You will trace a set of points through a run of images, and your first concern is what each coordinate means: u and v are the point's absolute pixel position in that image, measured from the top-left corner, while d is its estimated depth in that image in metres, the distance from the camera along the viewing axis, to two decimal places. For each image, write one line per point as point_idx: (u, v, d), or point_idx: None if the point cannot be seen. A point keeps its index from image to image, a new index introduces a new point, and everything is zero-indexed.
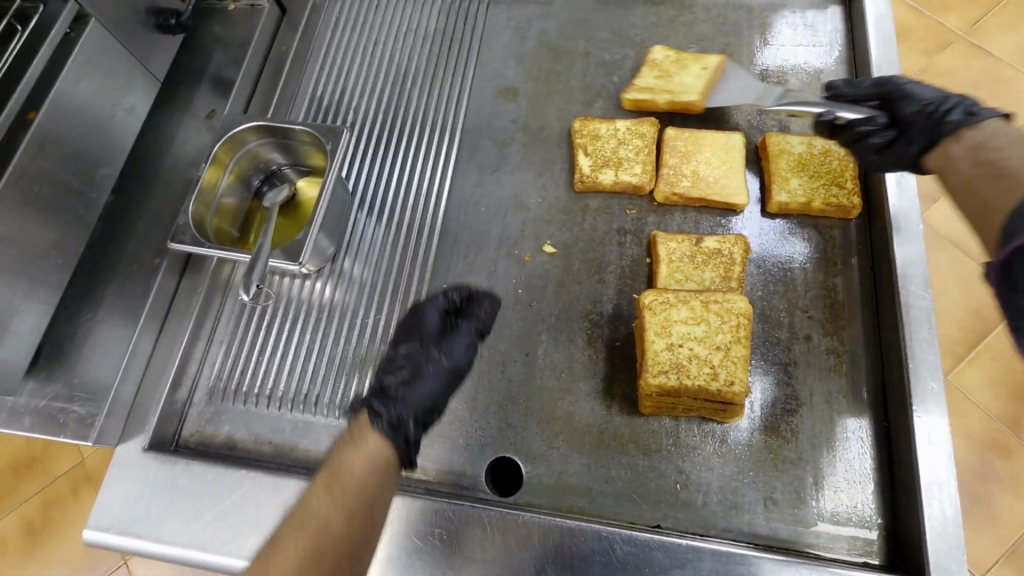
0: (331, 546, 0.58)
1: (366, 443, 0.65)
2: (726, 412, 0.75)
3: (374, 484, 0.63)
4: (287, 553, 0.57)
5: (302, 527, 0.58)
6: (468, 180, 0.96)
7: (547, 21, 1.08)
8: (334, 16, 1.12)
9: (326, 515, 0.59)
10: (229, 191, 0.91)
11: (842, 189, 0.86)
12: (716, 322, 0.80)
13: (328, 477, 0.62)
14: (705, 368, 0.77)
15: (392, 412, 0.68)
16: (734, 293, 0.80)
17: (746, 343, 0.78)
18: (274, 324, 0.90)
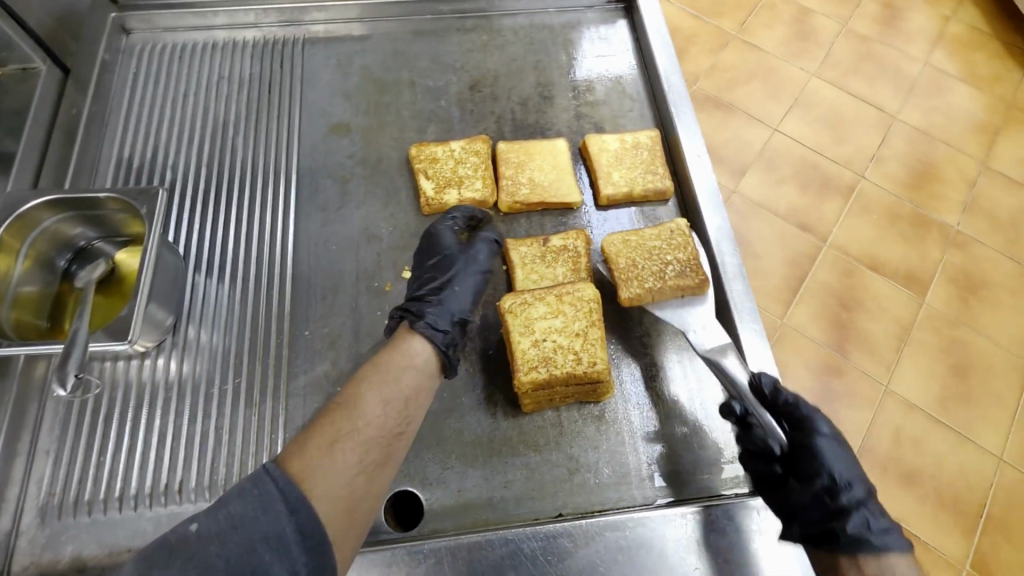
0: (370, 437, 0.63)
1: (410, 347, 0.74)
2: (597, 391, 0.81)
3: (406, 394, 0.68)
4: (323, 445, 0.60)
5: (336, 426, 0.62)
6: (313, 221, 0.94)
7: (366, 56, 1.09)
8: (132, 73, 1.04)
9: (372, 417, 0.64)
10: (27, 278, 0.79)
11: (655, 175, 0.98)
12: (572, 312, 0.86)
13: (371, 374, 0.69)
14: (570, 355, 0.82)
15: (435, 322, 0.77)
16: (582, 283, 0.88)
17: (600, 325, 0.85)
18: (114, 414, 0.80)
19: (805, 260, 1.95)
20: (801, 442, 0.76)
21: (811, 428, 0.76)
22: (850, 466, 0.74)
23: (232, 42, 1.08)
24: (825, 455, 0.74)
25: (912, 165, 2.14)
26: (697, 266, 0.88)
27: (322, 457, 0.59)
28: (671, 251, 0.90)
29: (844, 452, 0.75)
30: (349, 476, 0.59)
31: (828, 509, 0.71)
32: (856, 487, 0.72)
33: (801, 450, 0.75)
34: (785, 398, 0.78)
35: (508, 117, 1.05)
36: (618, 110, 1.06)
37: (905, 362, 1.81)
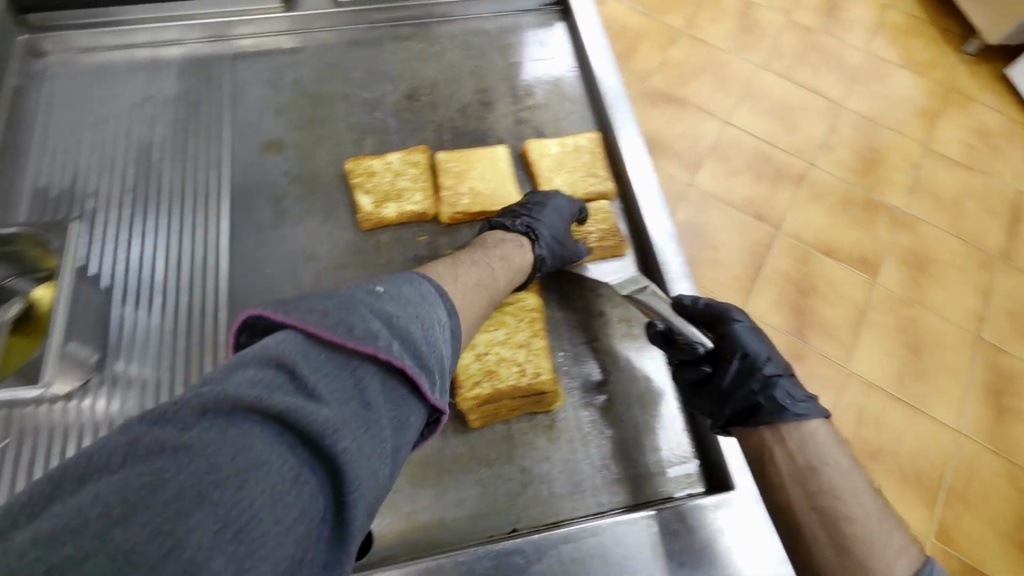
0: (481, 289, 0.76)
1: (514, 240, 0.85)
2: (544, 400, 0.81)
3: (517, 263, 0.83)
4: (466, 283, 0.73)
5: (470, 273, 0.75)
6: (249, 244, 0.90)
7: (299, 69, 1.06)
8: (47, 98, 0.99)
9: (496, 275, 0.78)
10: None
11: (598, 177, 0.98)
12: (514, 323, 0.86)
13: (481, 250, 0.82)
14: (513, 368, 0.82)
15: (526, 220, 0.87)
16: (523, 291, 0.89)
17: (543, 335, 0.85)
18: (35, 463, 0.74)
19: (762, 249, 1.99)
20: (722, 336, 0.81)
21: (728, 317, 0.82)
22: (764, 344, 0.81)
23: (155, 61, 1.04)
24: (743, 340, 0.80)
25: (859, 150, 2.20)
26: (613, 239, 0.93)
27: (461, 289, 0.72)
28: (593, 224, 0.94)
29: (755, 335, 0.82)
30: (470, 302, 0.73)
31: (755, 391, 0.77)
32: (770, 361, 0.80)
33: (720, 343, 0.80)
34: (698, 304, 0.84)
35: (448, 125, 1.04)
36: (559, 113, 1.06)
37: (862, 343, 1.86)
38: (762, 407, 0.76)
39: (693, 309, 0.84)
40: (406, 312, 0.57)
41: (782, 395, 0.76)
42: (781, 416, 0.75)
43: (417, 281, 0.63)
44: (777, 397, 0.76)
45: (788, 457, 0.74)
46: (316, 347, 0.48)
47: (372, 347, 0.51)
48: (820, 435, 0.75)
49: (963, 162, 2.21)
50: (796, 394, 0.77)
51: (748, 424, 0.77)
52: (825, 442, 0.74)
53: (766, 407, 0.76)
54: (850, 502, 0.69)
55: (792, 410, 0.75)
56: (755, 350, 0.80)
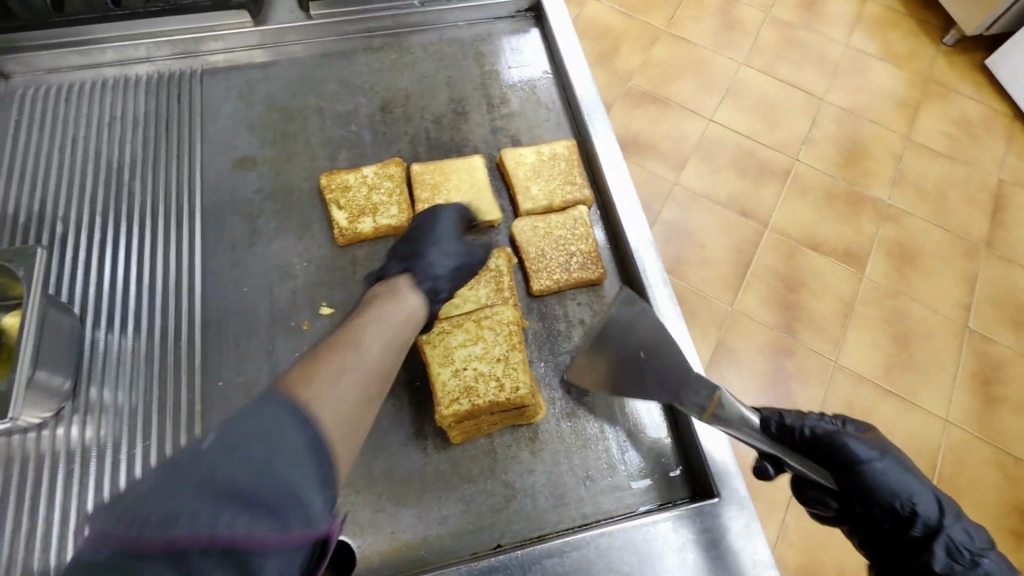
0: (366, 372, 0.64)
1: (399, 303, 0.76)
2: (525, 413, 0.79)
3: (394, 331, 0.72)
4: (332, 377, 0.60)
5: (343, 360, 0.63)
6: (223, 263, 0.89)
7: (271, 83, 1.05)
8: (13, 121, 0.97)
9: (374, 352, 0.67)
10: None
11: (574, 185, 0.98)
12: (492, 336, 0.85)
13: (368, 322, 0.70)
14: (492, 383, 0.81)
15: (438, 289, 0.82)
16: (501, 305, 0.87)
17: (521, 348, 0.84)
18: (10, 493, 0.74)
19: (748, 246, 1.99)
20: (851, 481, 0.71)
21: (853, 453, 0.72)
22: (907, 478, 0.70)
23: (124, 80, 1.02)
24: (883, 479, 0.70)
25: (842, 145, 2.21)
26: (596, 259, 0.91)
27: (327, 386, 0.59)
28: (575, 241, 0.92)
29: (893, 463, 0.71)
30: (350, 397, 0.60)
31: (927, 566, 0.67)
32: (932, 499, 0.69)
33: (852, 474, 0.71)
34: (814, 429, 0.74)
35: (423, 136, 1.03)
36: (535, 120, 1.05)
37: (850, 337, 1.86)
38: (919, 565, 0.67)
39: (798, 433, 0.74)
40: (251, 438, 0.48)
41: (951, 544, 0.67)
42: (947, 571, 0.66)
43: (265, 397, 0.53)
44: (947, 547, 0.67)
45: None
46: (188, 486, 0.44)
47: (234, 478, 0.45)
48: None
49: (945, 153, 2.23)
50: (975, 542, 0.67)
51: (897, 568, 0.69)
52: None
53: (931, 563, 0.67)
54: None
55: (968, 562, 0.66)
56: (902, 492, 0.69)
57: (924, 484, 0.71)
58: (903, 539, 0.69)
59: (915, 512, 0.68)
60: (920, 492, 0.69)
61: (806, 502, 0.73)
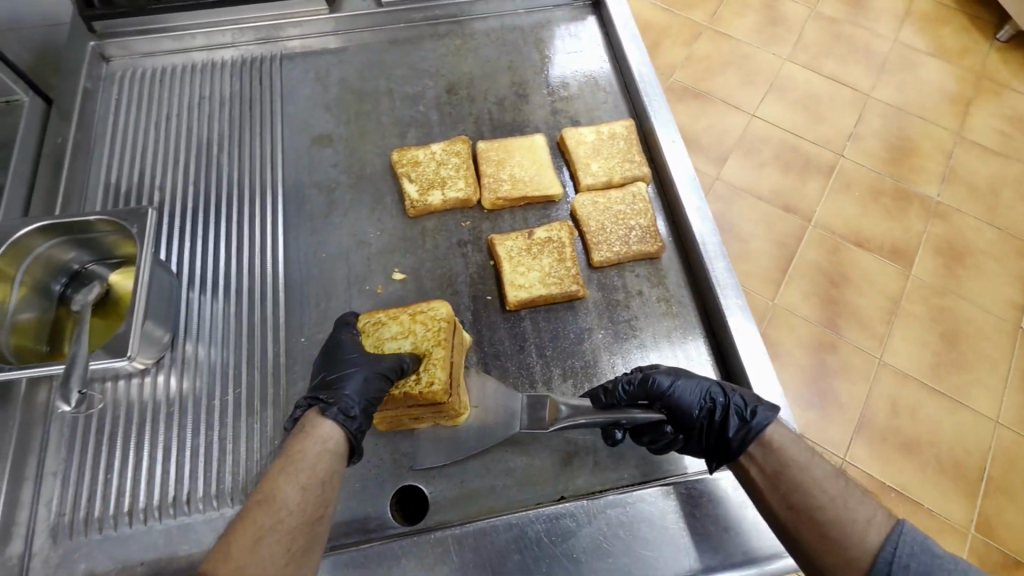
0: (288, 529, 0.60)
1: (319, 432, 0.68)
2: (446, 412, 0.78)
3: (323, 477, 0.65)
4: (248, 546, 0.57)
5: (255, 523, 0.59)
6: (302, 232, 0.95)
7: (344, 67, 1.12)
8: (114, 100, 1.05)
9: (293, 506, 0.61)
10: (23, 305, 0.80)
11: (633, 162, 1.01)
12: (422, 331, 0.83)
13: (284, 467, 0.64)
14: (410, 376, 0.79)
15: (345, 407, 0.70)
16: (440, 302, 0.86)
17: (446, 345, 0.80)
18: (118, 433, 0.81)
19: (792, 241, 1.98)
20: (664, 406, 0.76)
21: (657, 387, 0.77)
22: (698, 384, 0.77)
23: (211, 63, 1.10)
24: (684, 396, 0.76)
25: (889, 140, 2.18)
26: (655, 233, 0.94)
27: (249, 556, 0.56)
28: (635, 216, 0.95)
29: (686, 380, 0.77)
30: (276, 565, 0.57)
31: (728, 445, 0.72)
32: (710, 394, 0.76)
33: (664, 406, 0.76)
34: (624, 385, 0.77)
35: (486, 117, 1.08)
36: (593, 102, 1.09)
37: (896, 332, 1.84)
38: (729, 445, 0.72)
39: (623, 392, 0.77)
40: None
41: (737, 415, 0.74)
42: (747, 441, 0.72)
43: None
44: (740, 427, 0.73)
45: (762, 473, 0.70)
46: None
47: None
48: (784, 437, 0.72)
49: (998, 150, 2.17)
50: (747, 402, 0.75)
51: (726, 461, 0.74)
52: (790, 445, 0.71)
53: (732, 441, 0.72)
54: (812, 489, 0.67)
55: (753, 424, 0.73)
56: (692, 402, 0.76)
57: (706, 385, 0.78)
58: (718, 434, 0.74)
59: (708, 408, 0.75)
60: (712, 389, 0.77)
61: (661, 452, 0.77)
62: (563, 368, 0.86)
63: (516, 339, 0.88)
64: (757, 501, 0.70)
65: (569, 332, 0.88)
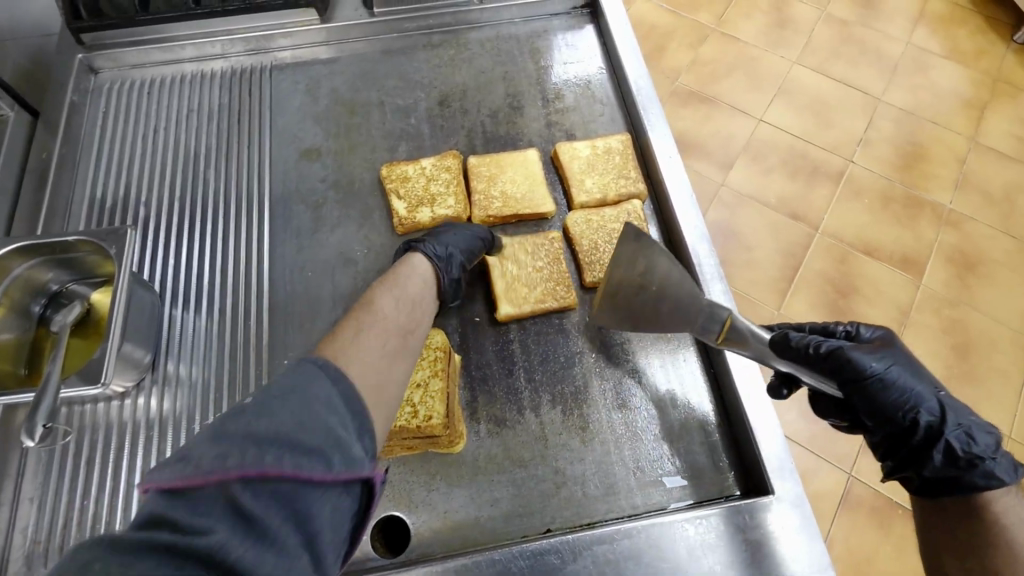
0: (389, 327, 0.68)
1: (416, 262, 0.81)
2: (439, 441, 0.78)
3: (415, 294, 0.77)
4: (352, 333, 0.65)
5: (359, 320, 0.68)
6: (288, 249, 0.93)
7: (335, 78, 1.09)
8: (101, 113, 1.04)
9: (390, 312, 0.71)
10: (2, 326, 0.79)
11: (629, 179, 0.98)
12: (416, 360, 0.83)
13: (385, 283, 0.77)
14: (407, 409, 0.79)
15: (440, 256, 0.83)
16: (433, 329, 0.85)
17: (443, 375, 0.81)
18: (95, 458, 0.79)
19: (799, 249, 1.94)
20: (874, 401, 0.71)
21: (874, 377, 0.70)
22: (925, 389, 0.71)
23: (201, 75, 1.09)
24: (892, 391, 0.70)
25: (901, 145, 2.13)
26: None
27: (357, 346, 0.62)
28: None
29: (907, 381, 0.71)
30: (375, 357, 0.63)
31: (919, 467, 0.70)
32: (927, 399, 0.70)
33: (867, 392, 0.70)
34: (829, 364, 0.71)
35: (479, 130, 1.05)
36: (589, 115, 1.06)
37: (906, 345, 1.79)
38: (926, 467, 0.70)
39: (805, 352, 0.70)
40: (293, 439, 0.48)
41: (955, 446, 0.69)
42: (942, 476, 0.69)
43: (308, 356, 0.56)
44: (962, 452, 0.68)
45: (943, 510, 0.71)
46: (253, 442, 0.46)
47: (276, 429, 0.48)
48: (1015, 507, 0.67)
49: (1014, 157, 2.11)
50: (980, 440, 0.69)
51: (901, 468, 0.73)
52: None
53: (925, 466, 0.70)
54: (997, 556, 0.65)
55: (975, 469, 0.68)
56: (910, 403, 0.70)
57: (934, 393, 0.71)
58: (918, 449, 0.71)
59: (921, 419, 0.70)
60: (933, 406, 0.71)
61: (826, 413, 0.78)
62: (552, 394, 0.83)
63: (503, 361, 0.85)
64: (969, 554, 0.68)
65: (560, 355, 0.86)
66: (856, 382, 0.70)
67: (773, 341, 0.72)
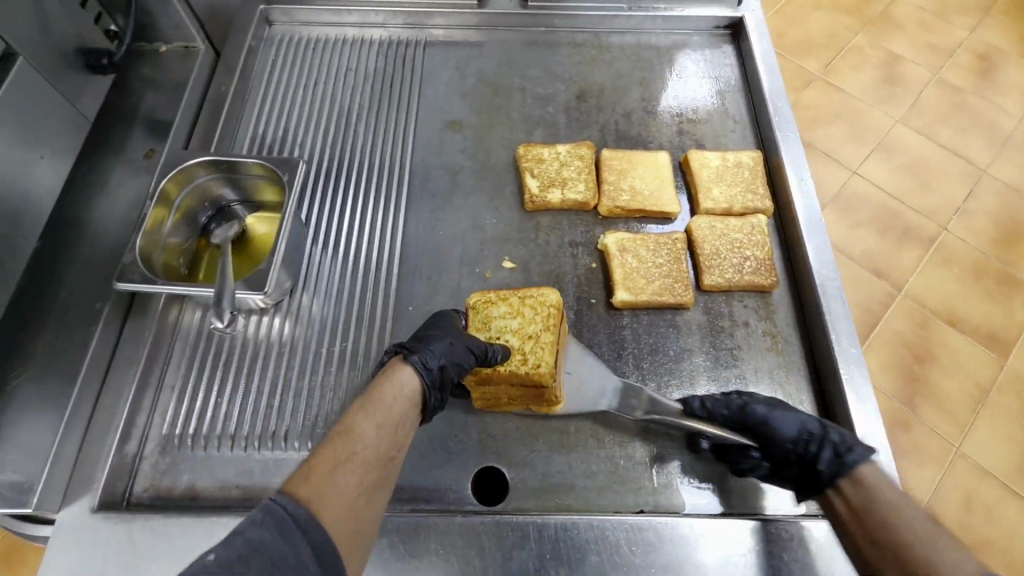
0: (368, 458, 0.61)
1: (399, 376, 0.71)
2: (543, 398, 0.80)
3: (397, 421, 0.66)
4: (326, 474, 0.58)
5: (335, 450, 0.60)
6: (423, 207, 1.00)
7: (482, 60, 1.16)
8: (271, 60, 1.14)
9: (370, 441, 0.63)
10: (176, 229, 0.88)
11: (756, 194, 0.99)
12: (530, 315, 0.86)
13: (364, 405, 0.66)
14: (517, 358, 0.82)
15: (427, 359, 0.73)
16: (548, 289, 0.88)
17: (554, 331, 0.83)
18: (232, 362, 0.86)
19: (879, 307, 1.89)
20: (756, 431, 0.78)
21: (754, 413, 0.78)
22: (796, 417, 0.78)
23: (362, 40, 1.18)
24: (779, 424, 0.77)
25: (1002, 220, 2.06)
26: (770, 267, 0.92)
27: (327, 483, 0.57)
28: (751, 247, 0.94)
29: (783, 412, 0.78)
30: (350, 498, 0.57)
31: (819, 473, 0.73)
32: (806, 422, 0.77)
33: (757, 430, 0.77)
34: (722, 405, 0.79)
35: (612, 127, 1.09)
36: (721, 129, 1.09)
37: (982, 424, 1.72)
38: (819, 475, 0.73)
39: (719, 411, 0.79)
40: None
41: (834, 444, 0.74)
42: (840, 471, 0.72)
43: (268, 503, 0.53)
44: (835, 449, 0.74)
45: (847, 506, 0.70)
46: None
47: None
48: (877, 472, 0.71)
49: None
50: (845, 439, 0.75)
51: (810, 489, 0.74)
52: (886, 483, 0.69)
53: (823, 471, 0.73)
54: (902, 526, 0.63)
55: (848, 459, 0.72)
56: (783, 430, 0.77)
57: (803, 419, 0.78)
58: (816, 469, 0.73)
59: (802, 439, 0.76)
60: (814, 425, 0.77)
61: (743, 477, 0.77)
62: (658, 384, 0.86)
63: (614, 343, 0.88)
64: (840, 533, 0.69)
65: (669, 349, 0.88)
66: (739, 424, 0.78)
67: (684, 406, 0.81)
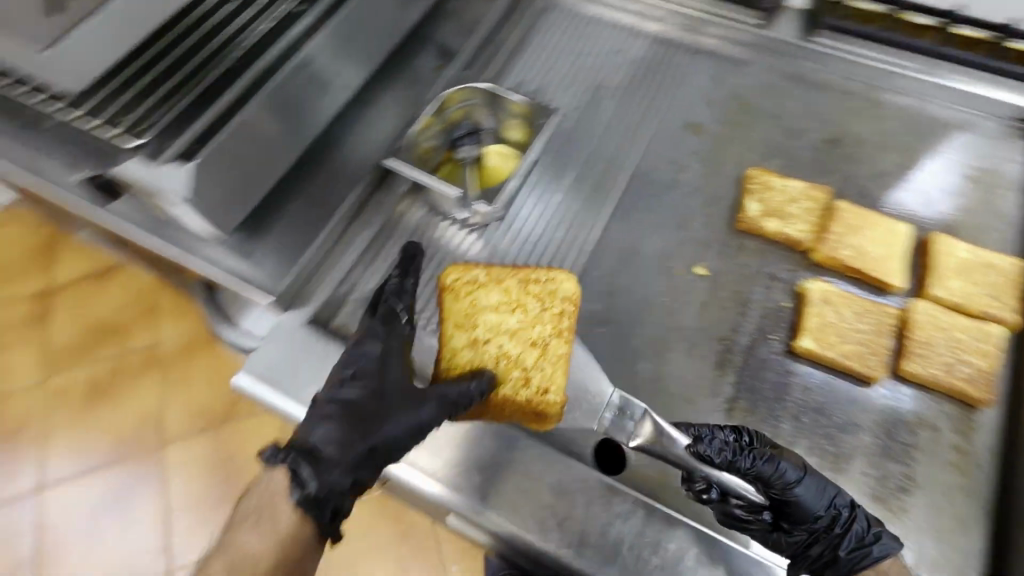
0: (273, 529, 0.68)
1: (279, 511, 0.68)
2: (535, 417, 0.80)
3: (288, 526, 0.68)
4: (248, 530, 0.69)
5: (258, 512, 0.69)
6: (640, 191, 1.04)
7: (743, 78, 1.17)
8: (552, 24, 1.26)
9: (286, 515, 0.68)
10: (438, 134, 1.05)
11: (1001, 304, 0.89)
12: (532, 309, 0.84)
13: (251, 515, 0.70)
14: (517, 377, 0.80)
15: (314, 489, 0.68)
16: (561, 276, 0.86)
17: (565, 341, 0.82)
18: (435, 257, 0.99)
19: None
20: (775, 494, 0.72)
21: (782, 481, 0.71)
22: (828, 500, 0.72)
23: (635, 28, 1.24)
24: (805, 502, 0.71)
25: None
26: (989, 383, 0.82)
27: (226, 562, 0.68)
28: (975, 354, 0.84)
29: (816, 486, 0.72)
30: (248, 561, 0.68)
31: (837, 558, 0.71)
32: (837, 511, 0.72)
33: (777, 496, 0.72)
34: (748, 457, 0.71)
35: (855, 183, 1.04)
36: (978, 225, 0.99)
37: None
38: (836, 559, 0.71)
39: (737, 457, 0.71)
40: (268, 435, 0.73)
41: (856, 534, 0.71)
42: (859, 564, 0.70)
43: None
44: (852, 545, 0.71)
45: None
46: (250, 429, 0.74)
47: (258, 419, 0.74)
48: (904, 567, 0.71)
49: None
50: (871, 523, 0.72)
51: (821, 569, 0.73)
52: None
53: (843, 558, 0.71)
54: None
55: (875, 550, 0.70)
56: (806, 508, 0.72)
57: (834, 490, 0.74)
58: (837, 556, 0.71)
59: (828, 520, 0.72)
60: (842, 505, 0.73)
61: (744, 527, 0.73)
62: (811, 443, 0.82)
63: (777, 387, 0.86)
64: None
65: (837, 415, 0.83)
66: (758, 479, 0.71)
67: (696, 442, 0.72)
